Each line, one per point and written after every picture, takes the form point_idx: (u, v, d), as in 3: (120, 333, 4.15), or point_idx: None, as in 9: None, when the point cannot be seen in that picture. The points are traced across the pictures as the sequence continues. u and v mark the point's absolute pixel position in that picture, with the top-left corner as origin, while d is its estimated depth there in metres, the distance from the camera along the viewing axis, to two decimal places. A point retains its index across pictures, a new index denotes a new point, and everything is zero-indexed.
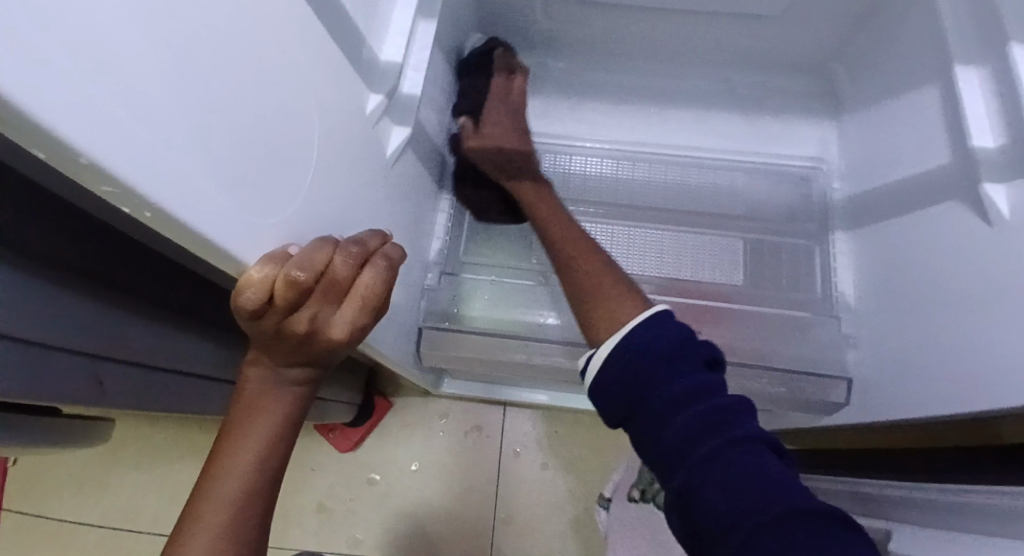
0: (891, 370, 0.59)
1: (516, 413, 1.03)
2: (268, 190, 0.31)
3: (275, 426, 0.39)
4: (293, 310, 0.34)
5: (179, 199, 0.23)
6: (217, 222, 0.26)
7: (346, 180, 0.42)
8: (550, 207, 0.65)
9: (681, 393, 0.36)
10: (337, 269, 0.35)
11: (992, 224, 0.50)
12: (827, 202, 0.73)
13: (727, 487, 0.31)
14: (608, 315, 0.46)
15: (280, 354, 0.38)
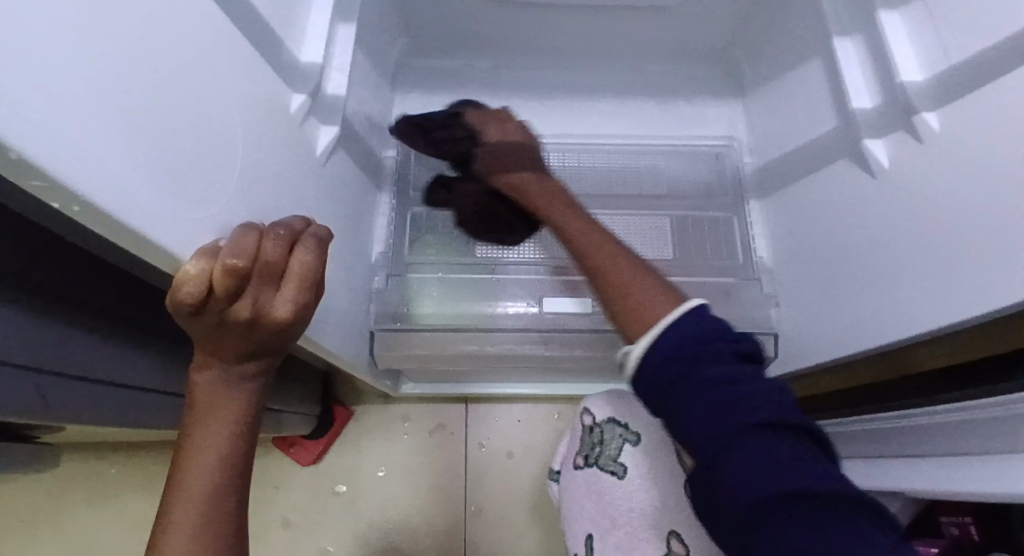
0: (814, 323, 0.65)
1: (478, 406, 1.05)
2: (202, 188, 0.33)
3: (233, 418, 0.40)
4: (234, 299, 0.35)
5: (112, 193, 0.25)
6: (154, 217, 0.28)
7: (279, 181, 0.44)
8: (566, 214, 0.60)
9: (707, 385, 0.39)
10: (269, 252, 0.36)
11: (875, 174, 0.57)
12: (738, 175, 0.79)
13: (742, 476, 0.36)
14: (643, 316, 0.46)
15: (226, 348, 0.39)
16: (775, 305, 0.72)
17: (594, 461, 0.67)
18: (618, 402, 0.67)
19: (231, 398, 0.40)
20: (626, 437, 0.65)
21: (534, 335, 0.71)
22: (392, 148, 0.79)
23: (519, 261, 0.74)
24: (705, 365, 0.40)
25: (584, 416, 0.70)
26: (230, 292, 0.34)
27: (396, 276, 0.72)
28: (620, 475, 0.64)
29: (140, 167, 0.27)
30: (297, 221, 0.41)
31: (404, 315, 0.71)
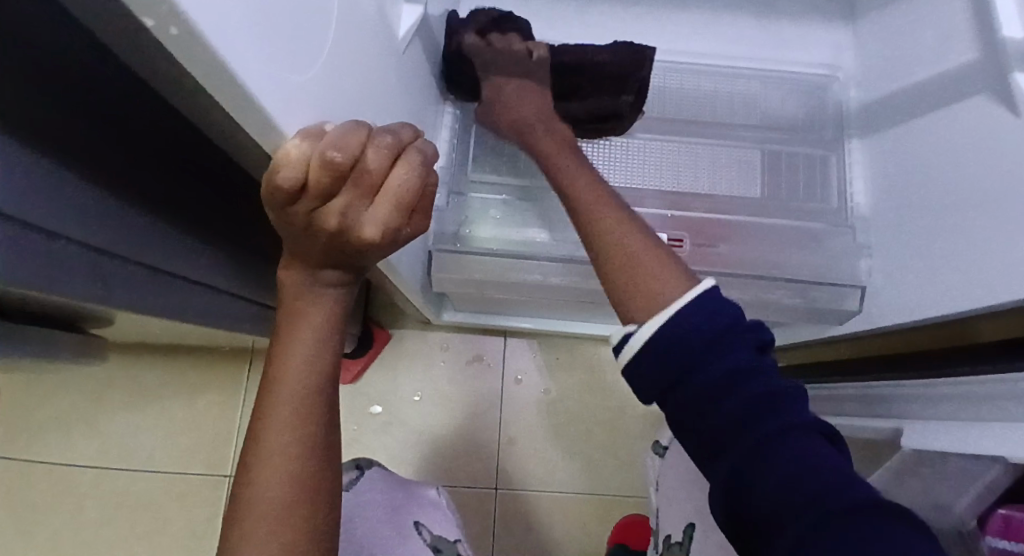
0: (912, 278, 0.59)
1: (517, 340, 1.03)
2: (296, 44, 0.28)
3: (319, 324, 0.38)
4: (325, 199, 0.32)
5: (214, 28, 0.20)
6: (251, 66, 0.23)
7: (363, 55, 0.38)
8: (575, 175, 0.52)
9: (730, 373, 0.32)
10: (372, 160, 0.31)
11: (1019, 115, 0.48)
12: (841, 112, 0.72)
13: (781, 477, 0.28)
14: (633, 286, 0.40)
15: (314, 254, 0.36)
16: (865, 256, 0.66)
17: None
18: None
19: (316, 304, 0.38)
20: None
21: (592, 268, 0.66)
22: None
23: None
24: (721, 354, 0.33)
25: None
26: (322, 193, 0.31)
27: (457, 196, 0.67)
28: None
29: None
30: (404, 131, 0.35)
31: (461, 237, 0.65)
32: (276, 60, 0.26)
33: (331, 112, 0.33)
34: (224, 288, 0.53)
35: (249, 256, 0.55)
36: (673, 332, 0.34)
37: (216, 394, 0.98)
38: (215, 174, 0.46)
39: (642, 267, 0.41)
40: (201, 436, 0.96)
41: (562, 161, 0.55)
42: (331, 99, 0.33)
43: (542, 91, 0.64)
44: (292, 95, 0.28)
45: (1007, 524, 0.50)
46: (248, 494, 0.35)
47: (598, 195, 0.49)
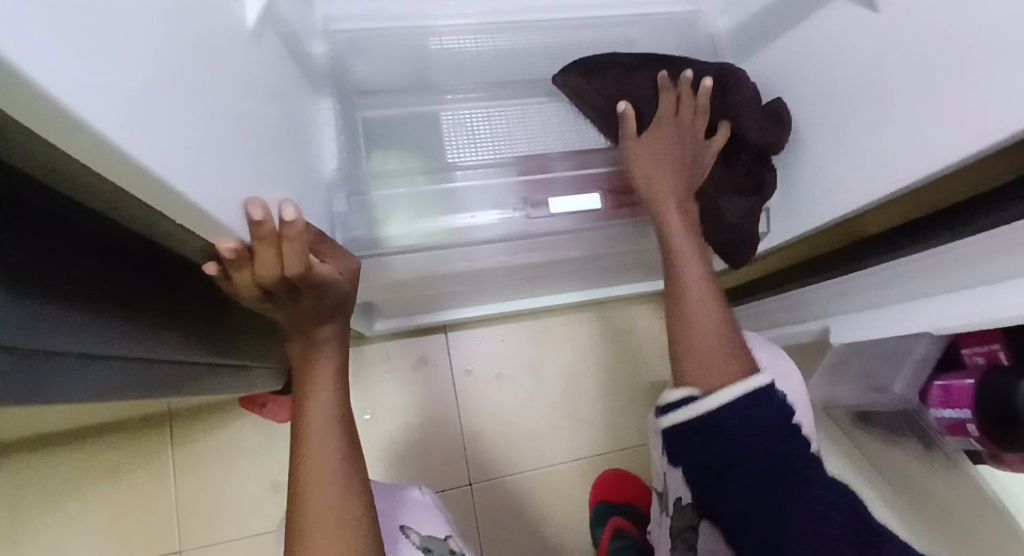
0: (812, 186, 0.63)
1: (457, 333, 1.00)
2: (112, 36, 0.23)
3: (330, 364, 0.52)
4: (251, 284, 0.42)
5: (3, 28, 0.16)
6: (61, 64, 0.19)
7: (209, 54, 0.34)
8: (687, 248, 0.56)
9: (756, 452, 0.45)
10: (258, 228, 0.37)
11: (878, 8, 0.51)
12: (714, 42, 0.73)
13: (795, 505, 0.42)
14: (709, 370, 0.50)
15: (313, 318, 0.50)
16: (763, 177, 0.69)
17: None
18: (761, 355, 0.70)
19: (323, 348, 0.52)
20: None
21: (513, 245, 0.64)
22: (321, 41, 0.65)
23: (477, 165, 0.66)
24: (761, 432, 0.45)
25: None
26: (255, 273, 0.40)
27: (358, 196, 0.61)
28: None
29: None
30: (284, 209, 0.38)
31: (374, 241, 0.60)
32: (89, 49, 0.21)
33: (180, 121, 0.29)
34: (128, 356, 0.45)
35: (140, 307, 0.46)
36: (739, 412, 0.46)
37: (144, 468, 0.88)
38: (51, 217, 0.38)
39: (709, 337, 0.52)
40: (139, 517, 0.87)
41: (686, 260, 0.56)
42: (175, 95, 0.28)
43: (697, 145, 0.60)
44: (124, 103, 0.24)
45: (946, 393, 0.55)
46: (303, 507, 0.47)
47: (714, 320, 0.53)
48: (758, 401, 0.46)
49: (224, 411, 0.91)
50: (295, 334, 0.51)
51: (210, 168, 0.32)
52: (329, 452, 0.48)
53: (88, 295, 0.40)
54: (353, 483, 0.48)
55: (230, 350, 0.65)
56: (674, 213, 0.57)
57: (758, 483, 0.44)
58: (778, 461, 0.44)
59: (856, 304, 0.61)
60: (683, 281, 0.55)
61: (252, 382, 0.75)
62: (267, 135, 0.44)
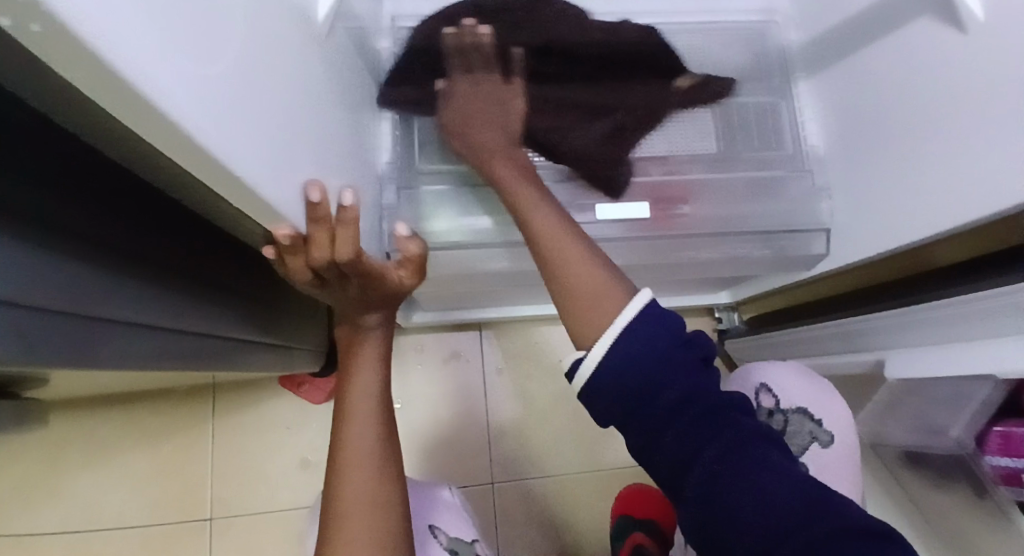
0: (876, 210, 0.60)
1: (493, 330, 1.00)
2: (199, 24, 0.24)
3: (374, 352, 0.53)
4: (302, 269, 0.43)
5: (93, 11, 0.17)
6: (142, 41, 0.20)
7: (284, 45, 0.35)
8: (534, 198, 0.48)
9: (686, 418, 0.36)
10: (313, 213, 0.39)
11: (966, 29, 0.49)
12: (784, 57, 0.71)
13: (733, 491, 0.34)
14: (591, 312, 0.40)
15: (359, 305, 0.52)
16: (825, 198, 0.67)
17: None
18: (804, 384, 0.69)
19: (366, 336, 0.54)
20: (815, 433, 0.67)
21: None
22: (386, 38, 0.66)
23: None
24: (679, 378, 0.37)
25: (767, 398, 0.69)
26: (311, 258, 0.42)
27: (408, 190, 0.62)
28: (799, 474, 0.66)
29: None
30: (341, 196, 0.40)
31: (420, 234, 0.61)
32: (171, 27, 0.22)
33: (252, 109, 0.30)
34: (179, 327, 0.47)
35: (192, 282, 0.48)
36: (635, 343, 0.38)
37: (184, 434, 0.92)
38: (114, 190, 0.40)
39: (580, 290, 0.42)
40: (175, 482, 0.90)
41: (531, 203, 0.48)
42: (249, 78, 0.29)
43: (507, 94, 0.57)
44: (201, 83, 0.24)
45: (1006, 441, 0.52)
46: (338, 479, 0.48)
47: (574, 247, 0.44)
48: (664, 330, 0.38)
49: (263, 386, 0.94)
50: (344, 319, 0.54)
51: (276, 155, 0.33)
52: (367, 438, 0.49)
53: (145, 266, 0.42)
54: (387, 471, 0.48)
55: (273, 329, 0.67)
56: (501, 162, 0.52)
57: (698, 429, 0.36)
58: (707, 403, 0.36)
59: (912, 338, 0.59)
60: (535, 223, 0.47)
61: (292, 361, 0.78)
62: (330, 124, 0.44)
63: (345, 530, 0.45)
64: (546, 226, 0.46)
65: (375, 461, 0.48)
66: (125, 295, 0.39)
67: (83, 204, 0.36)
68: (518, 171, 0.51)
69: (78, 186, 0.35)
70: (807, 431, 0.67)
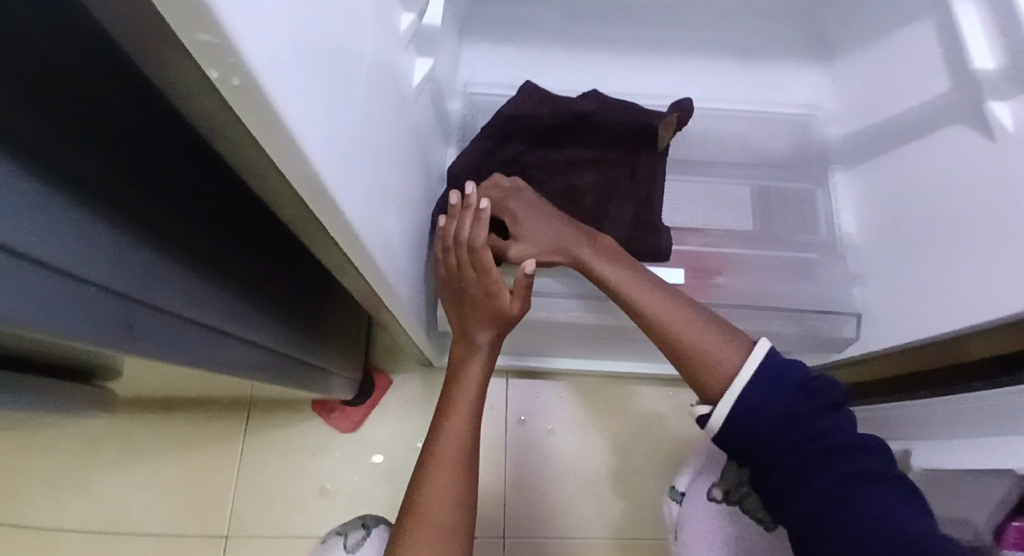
0: (909, 302, 0.62)
1: (520, 382, 1.03)
2: (337, 89, 0.30)
3: (481, 364, 0.63)
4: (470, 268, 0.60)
5: (270, 68, 0.22)
6: (294, 92, 0.25)
7: (385, 106, 0.40)
8: (647, 294, 0.56)
9: (798, 450, 0.45)
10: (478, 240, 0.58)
11: (997, 139, 0.53)
12: (824, 146, 0.75)
13: (859, 530, 0.40)
14: (715, 370, 0.50)
15: (479, 319, 0.62)
16: (859, 283, 0.68)
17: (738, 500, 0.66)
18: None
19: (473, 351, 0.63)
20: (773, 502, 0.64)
21: (592, 304, 0.69)
22: (457, 101, 0.74)
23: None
24: (795, 422, 0.45)
25: None
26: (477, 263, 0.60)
27: None
28: (767, 525, 0.63)
29: (290, 27, 0.23)
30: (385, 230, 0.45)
31: None
32: (314, 82, 0.27)
33: (355, 156, 0.35)
34: (241, 336, 0.52)
35: (256, 298, 0.53)
36: (762, 388, 0.47)
37: (213, 447, 0.95)
38: (214, 210, 0.45)
39: (701, 356, 0.51)
40: (196, 494, 0.93)
41: (647, 296, 0.56)
42: (358, 127, 0.34)
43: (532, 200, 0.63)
44: (325, 129, 0.29)
45: None
46: (431, 472, 0.56)
47: (698, 329, 0.53)
48: (773, 382, 0.47)
49: (293, 411, 0.97)
50: (461, 335, 0.64)
51: (362, 196, 0.38)
52: (466, 424, 0.59)
53: (224, 277, 0.47)
54: (468, 456, 0.57)
55: (316, 353, 0.71)
56: (586, 251, 0.60)
57: (813, 461, 0.44)
58: (830, 444, 0.44)
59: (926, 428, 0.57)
60: (660, 313, 0.55)
61: (329, 388, 0.82)
62: (404, 174, 0.50)
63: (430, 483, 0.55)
64: (662, 308, 0.55)
65: (460, 460, 0.56)
66: (206, 300, 0.43)
67: (188, 219, 0.41)
68: (606, 250, 0.60)
69: (188, 203, 0.41)
70: None
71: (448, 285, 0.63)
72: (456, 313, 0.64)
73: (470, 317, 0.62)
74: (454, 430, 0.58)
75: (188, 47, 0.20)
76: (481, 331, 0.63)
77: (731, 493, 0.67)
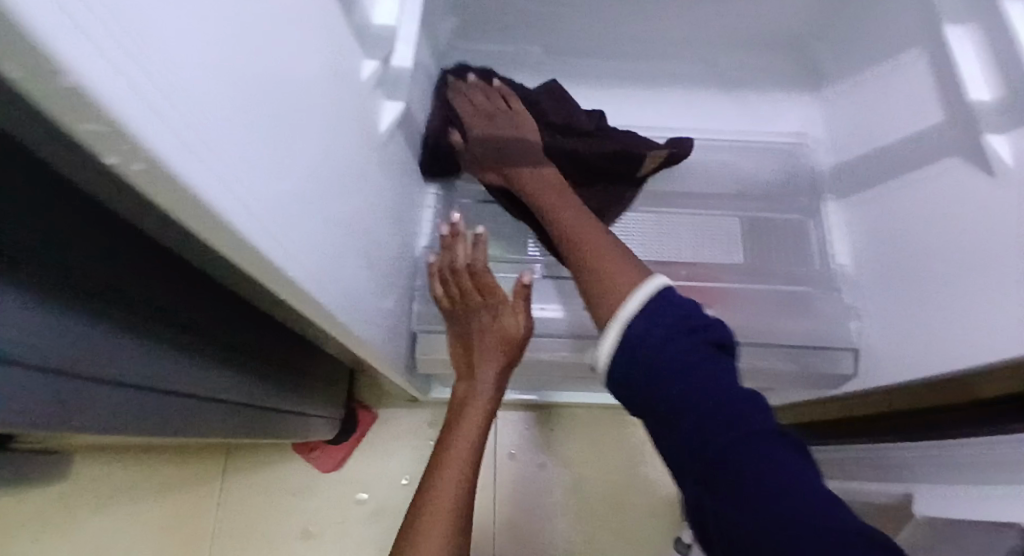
0: (907, 339, 0.59)
1: (510, 414, 0.99)
2: (274, 153, 0.27)
3: (488, 402, 0.59)
4: (471, 293, 0.60)
5: (181, 151, 0.20)
6: (214, 169, 0.22)
7: (344, 157, 0.38)
8: (577, 222, 0.54)
9: (689, 394, 0.35)
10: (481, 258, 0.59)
11: (997, 175, 0.50)
12: (815, 175, 0.73)
13: (767, 504, 0.32)
14: (609, 294, 0.43)
15: (485, 351, 0.60)
16: (855, 318, 0.66)
17: None
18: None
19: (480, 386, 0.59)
20: None
21: (579, 343, 0.67)
22: None
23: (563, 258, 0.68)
24: (686, 372, 0.36)
25: None
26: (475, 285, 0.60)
27: None
28: None
29: (203, 97, 0.21)
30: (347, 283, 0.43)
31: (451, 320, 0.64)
32: (246, 153, 0.24)
33: (305, 217, 0.32)
34: (207, 392, 0.49)
35: (229, 352, 0.51)
36: (646, 317, 0.39)
37: (191, 490, 0.91)
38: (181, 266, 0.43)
39: (602, 279, 0.45)
40: (173, 537, 0.89)
41: (575, 220, 0.54)
42: (307, 187, 0.32)
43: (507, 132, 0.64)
44: (258, 199, 0.26)
45: None
46: (427, 523, 0.51)
47: (610, 253, 0.48)
48: (651, 316, 0.39)
49: (274, 447, 0.93)
50: (467, 370, 0.61)
51: (316, 255, 0.36)
52: (468, 466, 0.55)
53: (195, 337, 0.44)
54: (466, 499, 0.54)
55: (292, 397, 0.68)
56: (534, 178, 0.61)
57: (717, 421, 0.34)
58: (722, 397, 0.35)
59: (921, 473, 0.54)
60: (578, 239, 0.52)
61: (309, 430, 0.78)
62: (371, 219, 0.47)
63: (425, 528, 0.51)
64: (585, 234, 0.52)
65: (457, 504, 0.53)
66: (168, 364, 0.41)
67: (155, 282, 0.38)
68: (550, 186, 0.59)
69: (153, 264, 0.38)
70: None
71: (454, 322, 0.62)
72: (461, 349, 0.62)
73: (478, 352, 0.60)
74: (456, 471, 0.54)
75: (78, 137, 0.17)
76: (487, 366, 0.60)
77: None
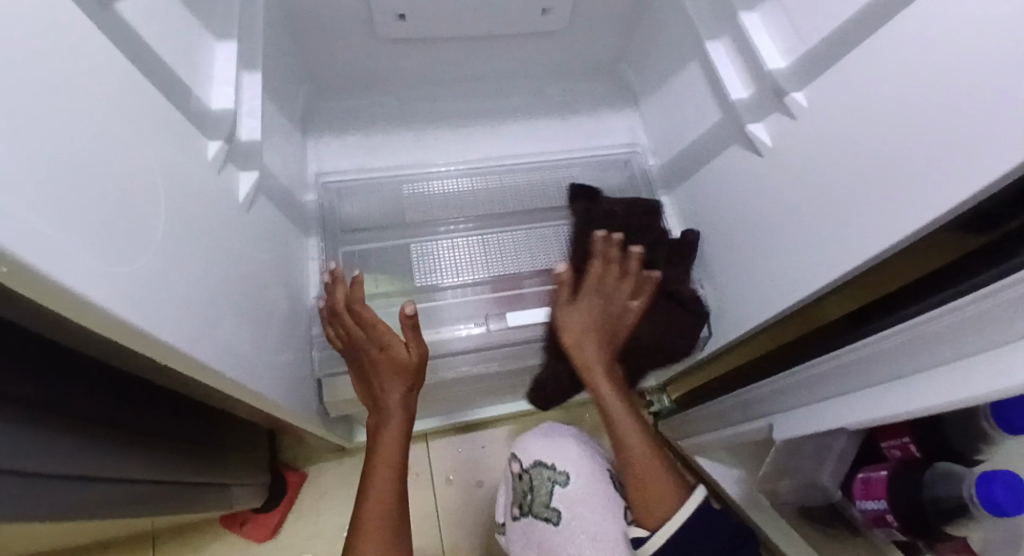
0: (735, 297, 0.70)
1: (437, 441, 1.03)
2: (120, 240, 0.32)
3: (398, 424, 0.63)
4: (356, 330, 0.65)
5: (38, 250, 0.24)
6: (68, 261, 0.27)
7: (200, 229, 0.43)
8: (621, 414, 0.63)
9: None
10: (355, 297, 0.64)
11: (763, 154, 0.62)
12: (648, 175, 0.85)
13: None
14: (656, 504, 0.58)
15: (383, 380, 0.64)
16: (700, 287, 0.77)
17: (528, 509, 0.73)
18: (543, 447, 0.77)
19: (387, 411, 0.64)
20: (553, 478, 0.73)
21: (479, 355, 0.73)
22: (311, 191, 0.78)
23: (459, 284, 0.75)
24: None
25: (516, 466, 0.80)
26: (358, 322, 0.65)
27: None
28: (554, 520, 0.70)
29: (44, 206, 0.26)
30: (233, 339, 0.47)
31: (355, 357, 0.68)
32: (85, 243, 0.29)
33: (166, 287, 0.37)
34: (117, 476, 0.51)
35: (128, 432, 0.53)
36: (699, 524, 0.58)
37: None
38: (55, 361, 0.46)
39: (651, 487, 0.59)
40: None
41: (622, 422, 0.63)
42: (161, 261, 0.37)
43: (619, 310, 0.68)
44: (114, 279, 0.31)
45: (866, 485, 0.57)
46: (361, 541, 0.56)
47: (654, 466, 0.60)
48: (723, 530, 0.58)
49: (204, 530, 0.92)
50: (373, 400, 0.65)
51: (193, 322, 0.40)
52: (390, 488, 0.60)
53: (83, 423, 0.47)
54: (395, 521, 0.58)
55: (212, 470, 0.70)
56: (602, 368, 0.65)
57: None
58: None
59: (780, 403, 0.64)
60: (625, 438, 0.62)
61: (235, 500, 0.79)
62: (246, 279, 0.52)
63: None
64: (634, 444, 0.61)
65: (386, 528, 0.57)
66: (63, 451, 0.43)
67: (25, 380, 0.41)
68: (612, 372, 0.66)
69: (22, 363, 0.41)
70: (547, 479, 0.74)
71: (352, 360, 0.67)
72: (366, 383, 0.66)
73: (378, 381, 0.65)
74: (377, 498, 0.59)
75: None
76: (391, 393, 0.64)
77: (524, 508, 0.75)
